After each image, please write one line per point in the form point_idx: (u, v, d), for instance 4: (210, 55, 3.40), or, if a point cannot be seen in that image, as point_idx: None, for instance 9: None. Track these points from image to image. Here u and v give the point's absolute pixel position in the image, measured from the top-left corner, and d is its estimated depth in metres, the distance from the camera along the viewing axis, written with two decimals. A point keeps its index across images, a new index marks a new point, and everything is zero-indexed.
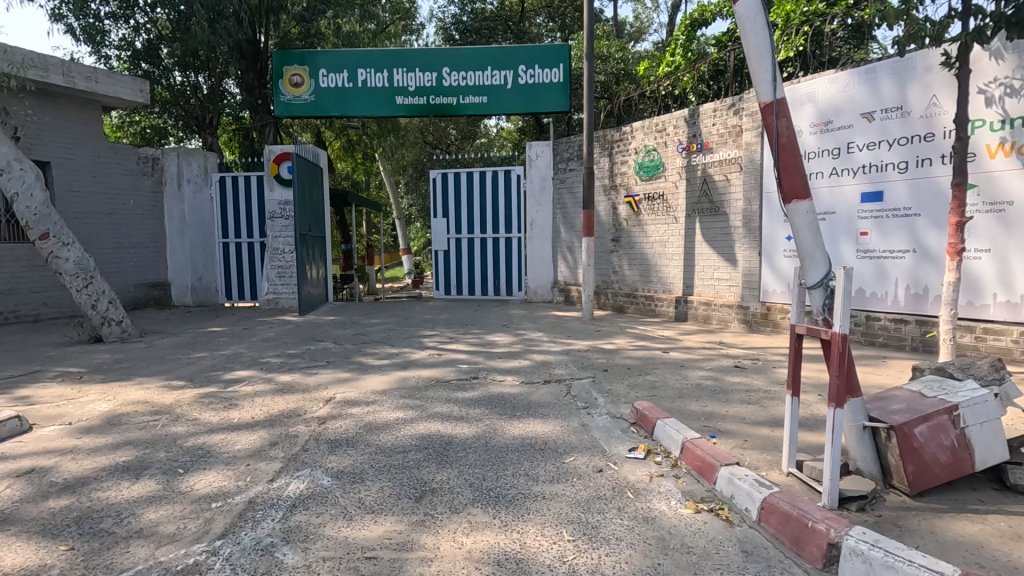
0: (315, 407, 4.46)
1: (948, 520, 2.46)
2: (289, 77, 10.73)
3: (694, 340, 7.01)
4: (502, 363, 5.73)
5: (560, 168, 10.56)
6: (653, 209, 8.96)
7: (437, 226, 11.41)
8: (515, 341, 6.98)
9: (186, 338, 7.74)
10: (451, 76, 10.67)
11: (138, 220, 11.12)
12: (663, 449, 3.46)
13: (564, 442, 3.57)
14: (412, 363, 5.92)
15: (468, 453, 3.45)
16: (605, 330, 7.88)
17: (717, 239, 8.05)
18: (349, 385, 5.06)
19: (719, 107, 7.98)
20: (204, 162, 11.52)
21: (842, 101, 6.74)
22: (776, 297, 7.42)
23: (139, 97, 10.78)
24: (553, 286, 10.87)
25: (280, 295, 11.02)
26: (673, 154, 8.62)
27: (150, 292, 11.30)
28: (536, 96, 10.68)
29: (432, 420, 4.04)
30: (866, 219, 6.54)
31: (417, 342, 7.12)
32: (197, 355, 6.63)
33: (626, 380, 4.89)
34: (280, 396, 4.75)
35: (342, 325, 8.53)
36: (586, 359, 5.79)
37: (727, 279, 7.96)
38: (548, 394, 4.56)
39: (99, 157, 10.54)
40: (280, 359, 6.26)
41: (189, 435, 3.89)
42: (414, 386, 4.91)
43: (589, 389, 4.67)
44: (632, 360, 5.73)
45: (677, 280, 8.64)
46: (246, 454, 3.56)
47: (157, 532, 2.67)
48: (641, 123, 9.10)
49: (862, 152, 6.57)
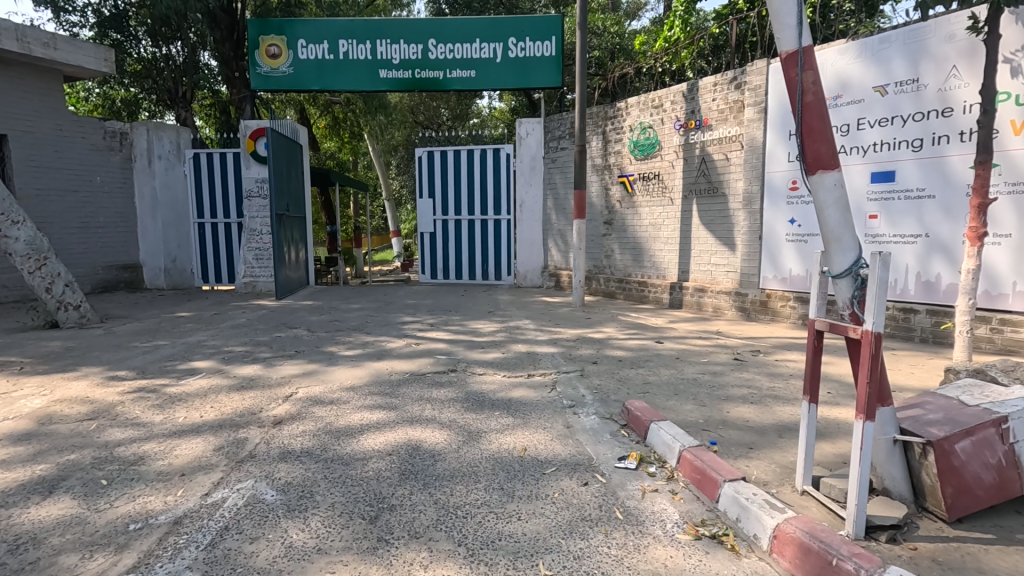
0: (273, 405, 4.03)
1: (997, 555, 2.07)
2: (266, 48, 10.12)
3: (688, 330, 6.61)
4: (483, 354, 5.31)
5: (551, 146, 10.04)
6: (648, 190, 8.49)
7: (422, 207, 10.91)
8: (499, 330, 6.57)
9: (148, 324, 7.25)
10: (437, 48, 10.08)
11: (106, 198, 10.55)
12: (657, 457, 3.08)
13: (546, 450, 3.16)
14: (387, 353, 5.49)
15: (437, 462, 3.05)
16: (596, 318, 7.47)
17: (715, 222, 7.62)
18: (314, 379, 4.63)
19: (719, 81, 7.49)
20: (176, 137, 11.03)
21: (852, 75, 6.26)
22: (773, 284, 7.03)
23: (103, 67, 10.13)
24: (543, 271, 10.45)
25: (257, 278, 10.56)
26: (670, 131, 8.15)
27: (121, 275, 10.77)
28: (526, 71, 10.12)
29: (400, 421, 3.61)
30: (874, 202, 6.10)
31: (396, 329, 6.69)
32: (157, 342, 6.16)
33: (616, 375, 4.49)
34: (236, 392, 4.32)
35: (318, 311, 8.07)
36: (573, 350, 5.39)
37: (724, 264, 7.56)
38: (531, 391, 4.16)
39: (61, 130, 9.93)
40: (244, 348, 5.81)
41: (123, 439, 3.45)
42: (386, 382, 4.50)
43: (575, 384, 4.27)
44: (624, 351, 5.34)
45: (672, 266, 8.22)
46: (182, 463, 3.13)
47: (55, 565, 2.25)
48: (636, 99, 8.58)
49: (873, 130, 6.10)
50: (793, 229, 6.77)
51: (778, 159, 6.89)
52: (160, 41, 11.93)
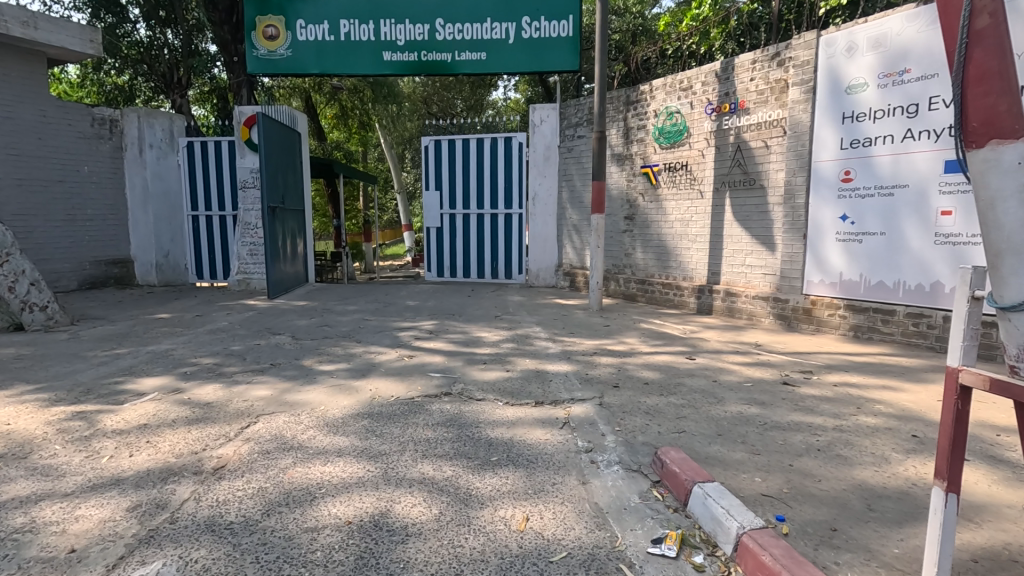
0: (220, 443, 3.29)
1: None
2: (263, 29, 9.38)
3: (721, 340, 5.76)
4: (485, 372, 4.55)
5: (568, 134, 9.20)
6: (674, 182, 7.62)
7: (428, 201, 10.14)
8: (505, 339, 5.79)
9: (121, 327, 6.57)
10: (445, 29, 9.26)
11: (95, 189, 9.93)
12: (704, 537, 2.31)
13: (554, 528, 2.38)
14: (375, 368, 4.76)
15: (410, 542, 2.29)
16: (616, 324, 6.63)
17: (751, 219, 6.73)
18: (281, 406, 3.89)
19: (759, 57, 6.57)
20: (169, 125, 10.42)
21: (923, 46, 5.19)
22: (819, 289, 6.11)
23: (89, 49, 9.48)
24: (557, 270, 9.63)
25: (251, 275, 9.88)
26: (701, 116, 7.26)
27: (110, 270, 10.17)
28: (540, 53, 9.26)
29: (369, 478, 2.85)
30: (948, 195, 5.07)
31: (389, 337, 5.93)
32: (117, 352, 5.46)
33: (643, 406, 3.69)
34: (185, 424, 3.60)
35: (309, 313, 7.35)
36: (590, 368, 4.59)
37: (760, 265, 6.66)
38: (537, 429, 3.38)
39: (45, 116, 9.28)
40: (213, 361, 5.10)
41: (19, 493, 2.73)
42: (364, 412, 3.75)
43: (593, 420, 3.47)
44: (651, 371, 4.52)
45: (701, 266, 7.36)
46: (79, 533, 2.40)
47: None
48: (661, 81, 7.69)
49: (947, 110, 5.04)
50: (844, 226, 5.84)
51: (827, 146, 5.94)
52: (154, 24, 11.41)
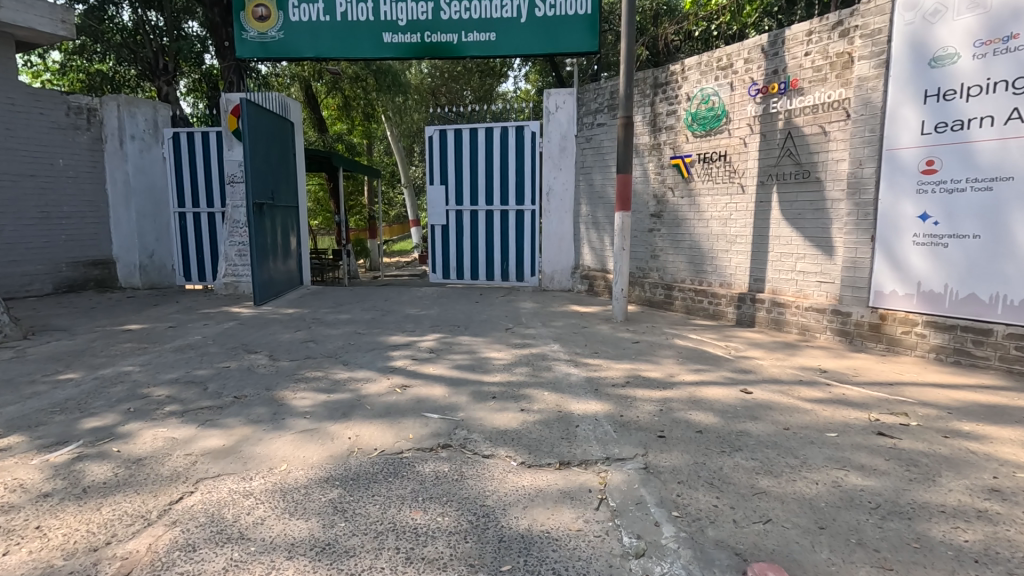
0: (135, 531, 2.41)
1: None
2: (253, 9, 8.49)
3: (775, 363, 4.82)
4: (493, 411, 3.64)
5: (586, 123, 8.26)
6: (710, 174, 6.64)
7: (433, 196, 9.21)
8: (518, 360, 4.89)
9: (77, 343, 5.74)
10: (452, 6, 8.31)
11: (71, 184, 9.10)
12: None
13: None
14: (360, 403, 3.87)
15: None
16: (646, 341, 5.69)
17: (804, 217, 5.75)
18: (231, 464, 3.02)
19: (816, 28, 5.56)
20: (152, 115, 9.58)
21: None
22: (892, 302, 5.13)
23: (60, 30, 8.61)
24: (574, 272, 8.71)
25: (240, 277, 9.02)
26: (743, 98, 6.27)
27: (89, 272, 9.36)
28: (555, 33, 8.29)
29: None
30: None
31: (381, 358, 5.04)
32: (60, 377, 4.61)
33: (704, 472, 2.77)
34: (99, 495, 2.72)
35: (295, 325, 6.47)
36: (625, 407, 3.67)
37: (816, 271, 5.69)
38: (567, 513, 2.47)
39: (13, 105, 8.44)
40: (168, 391, 4.24)
41: None
42: (337, 475, 2.87)
43: (642, 498, 2.55)
44: (702, 412, 3.58)
45: (742, 271, 6.39)
46: None
47: None
48: (697, 59, 6.70)
49: None
50: (927, 227, 4.87)
51: (907, 130, 4.95)
52: (136, 5, 10.54)
